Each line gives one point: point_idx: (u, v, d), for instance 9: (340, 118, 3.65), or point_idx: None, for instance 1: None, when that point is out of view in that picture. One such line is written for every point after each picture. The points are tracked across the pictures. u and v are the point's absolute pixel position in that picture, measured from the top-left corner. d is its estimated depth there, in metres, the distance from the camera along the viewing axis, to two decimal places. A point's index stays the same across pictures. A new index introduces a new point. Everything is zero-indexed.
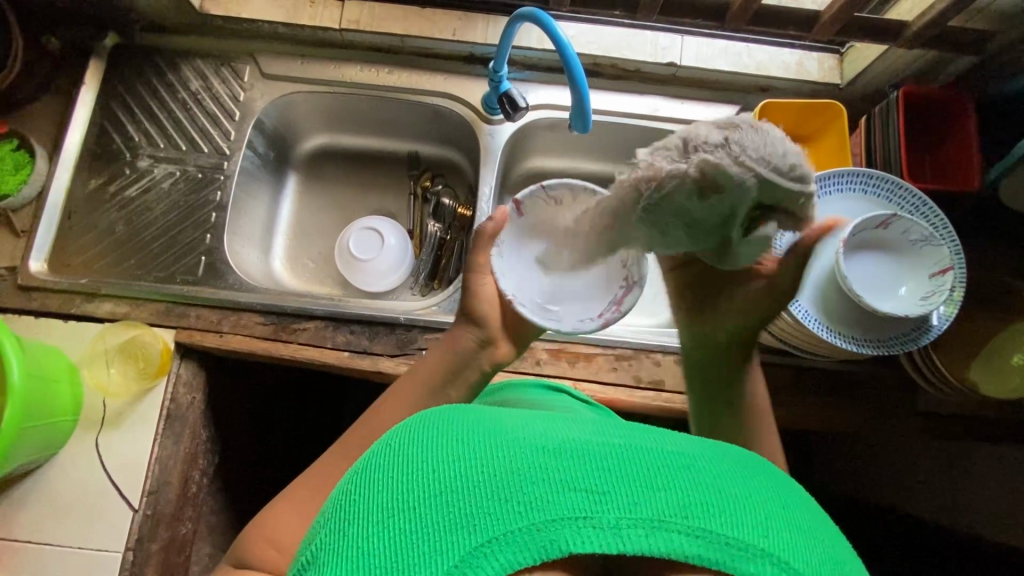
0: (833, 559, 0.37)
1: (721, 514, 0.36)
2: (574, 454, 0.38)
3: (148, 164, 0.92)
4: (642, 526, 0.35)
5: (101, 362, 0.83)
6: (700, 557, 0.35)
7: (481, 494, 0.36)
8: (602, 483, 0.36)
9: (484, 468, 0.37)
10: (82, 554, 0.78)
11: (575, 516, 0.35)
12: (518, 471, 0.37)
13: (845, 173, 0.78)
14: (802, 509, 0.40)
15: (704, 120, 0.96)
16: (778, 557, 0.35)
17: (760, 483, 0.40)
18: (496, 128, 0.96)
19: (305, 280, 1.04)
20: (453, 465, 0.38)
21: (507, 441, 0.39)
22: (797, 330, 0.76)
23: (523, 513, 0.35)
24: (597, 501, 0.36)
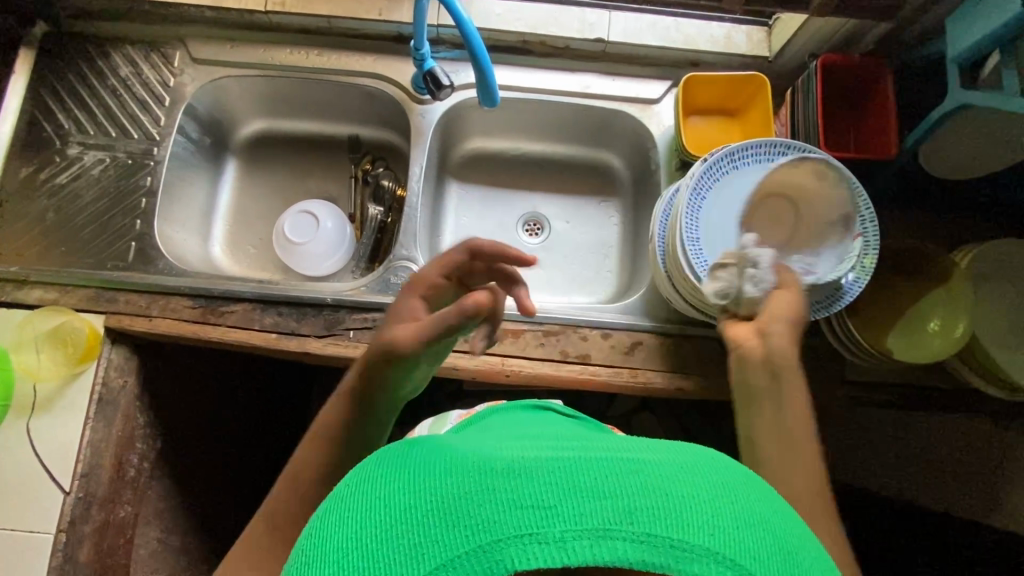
0: (784, 551, 0.33)
1: (668, 515, 0.31)
2: (519, 466, 0.32)
3: (78, 151, 0.93)
4: (589, 535, 0.30)
5: (31, 348, 0.83)
6: (645, 564, 0.30)
7: (423, 516, 0.31)
8: (550, 495, 0.30)
9: (428, 486, 0.33)
10: (15, 536, 0.79)
11: (521, 533, 0.30)
12: (451, 497, 0.31)
13: (762, 143, 0.79)
14: (752, 497, 0.35)
15: (636, 96, 0.96)
16: (729, 557, 0.30)
17: (720, 477, 0.34)
18: (428, 108, 0.96)
19: (245, 265, 1.05)
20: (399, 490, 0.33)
21: (454, 456, 0.35)
22: (713, 301, 0.76)
23: (459, 538, 0.30)
24: (543, 514, 0.30)
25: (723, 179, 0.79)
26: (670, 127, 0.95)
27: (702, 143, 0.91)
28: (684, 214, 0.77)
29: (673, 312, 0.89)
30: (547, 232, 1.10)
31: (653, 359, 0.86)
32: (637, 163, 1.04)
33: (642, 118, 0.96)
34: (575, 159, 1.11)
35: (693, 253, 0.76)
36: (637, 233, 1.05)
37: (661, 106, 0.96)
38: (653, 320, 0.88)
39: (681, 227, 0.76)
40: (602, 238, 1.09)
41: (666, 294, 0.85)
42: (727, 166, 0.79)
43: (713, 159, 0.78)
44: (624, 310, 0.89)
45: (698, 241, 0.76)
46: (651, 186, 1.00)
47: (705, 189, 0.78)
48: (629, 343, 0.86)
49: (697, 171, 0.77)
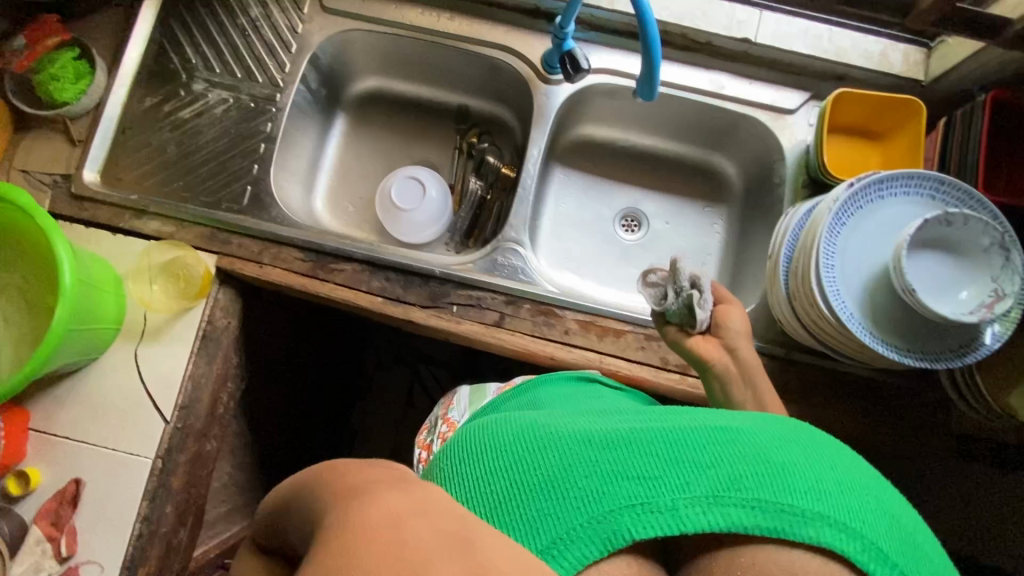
0: (886, 510, 0.41)
1: (773, 482, 0.40)
2: (633, 438, 0.43)
3: (203, 88, 0.92)
4: (698, 503, 0.39)
5: (145, 278, 0.85)
6: (761, 527, 0.39)
7: (552, 495, 0.40)
8: (651, 467, 0.40)
9: (551, 470, 0.41)
10: (114, 456, 0.82)
11: (632, 503, 0.39)
12: (591, 478, 0.40)
13: (914, 175, 0.75)
14: (849, 465, 0.43)
15: (772, 104, 0.92)
16: (836, 519, 0.39)
17: (780, 430, 0.45)
18: (553, 88, 0.93)
19: (344, 222, 1.05)
20: (519, 473, 0.42)
21: (557, 445, 0.43)
22: (839, 332, 0.74)
23: (597, 502, 0.39)
24: (650, 486, 0.40)
25: (867, 208, 0.76)
26: (802, 141, 0.91)
27: (839, 163, 0.87)
28: (822, 239, 0.74)
29: (779, 334, 0.87)
30: (644, 230, 1.08)
31: None
32: (755, 174, 1.00)
33: (774, 127, 0.92)
34: (683, 158, 1.07)
35: (827, 280, 0.74)
36: (741, 245, 1.02)
37: (796, 116, 0.92)
38: (757, 339, 0.86)
39: (817, 252, 0.74)
40: (701, 243, 1.06)
41: (781, 315, 0.83)
42: (873, 195, 0.76)
43: (859, 186, 0.75)
44: None
45: (832, 269, 0.74)
46: (769, 199, 0.96)
47: (846, 215, 0.75)
48: None
49: (842, 195, 0.75)
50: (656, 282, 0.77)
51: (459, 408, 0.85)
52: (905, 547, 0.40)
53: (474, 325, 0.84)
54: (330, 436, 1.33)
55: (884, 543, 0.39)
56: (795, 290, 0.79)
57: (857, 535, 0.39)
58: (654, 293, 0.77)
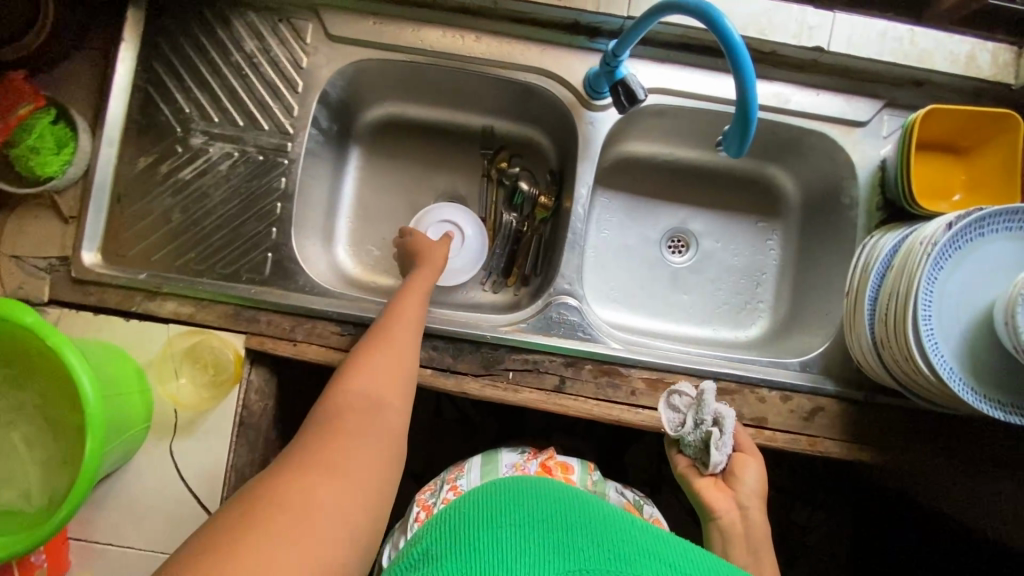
0: None
1: None
2: (657, 538, 0.52)
3: (202, 141, 0.81)
4: None
5: (169, 367, 0.77)
6: None
7: (579, 542, 0.51)
8: (679, 560, 0.49)
9: (585, 531, 0.52)
10: (164, 558, 0.77)
11: (652, 573, 0.48)
12: (607, 552, 0.50)
13: (1021, 209, 0.67)
14: None
15: (841, 117, 0.83)
16: None
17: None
18: (599, 114, 0.83)
19: (371, 270, 0.96)
20: (555, 515, 0.54)
21: (599, 514, 0.54)
22: (936, 387, 0.69)
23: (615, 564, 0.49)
24: (675, 571, 0.48)
25: (966, 249, 0.69)
26: (877, 158, 0.83)
27: (921, 185, 0.79)
28: (919, 288, 0.67)
29: (857, 374, 0.81)
30: (693, 251, 1.01)
31: (833, 426, 0.79)
32: (818, 190, 0.92)
33: (844, 143, 0.84)
34: (733, 170, 0.99)
35: (925, 333, 0.67)
36: (802, 265, 0.96)
37: (867, 129, 0.83)
38: (835, 381, 0.81)
39: (914, 302, 0.67)
40: (755, 262, 0.99)
41: (864, 360, 0.77)
42: (973, 233, 0.68)
43: (960, 225, 0.67)
44: (805, 366, 0.81)
45: (931, 320, 0.68)
46: (837, 219, 0.88)
47: (944, 258, 0.68)
48: (810, 408, 0.79)
49: (942, 238, 0.67)
50: (683, 407, 0.75)
51: (468, 475, 0.80)
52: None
53: (533, 392, 0.78)
54: None
55: None
56: (884, 339, 0.72)
57: None
58: (679, 418, 0.75)
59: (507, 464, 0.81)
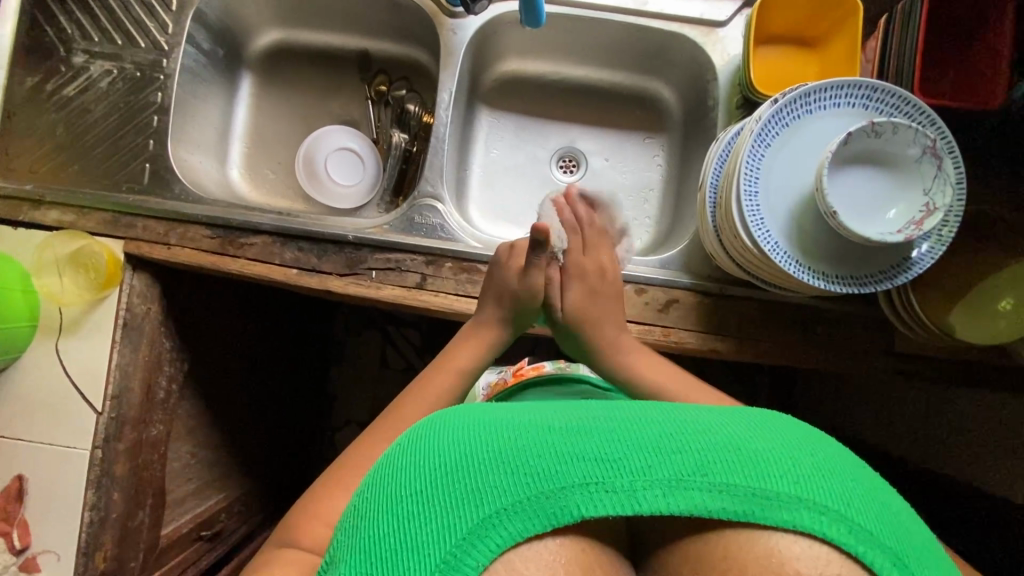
0: (827, 477, 0.37)
1: (743, 468, 0.36)
2: (577, 428, 0.39)
3: (84, 61, 0.86)
4: (660, 486, 0.36)
5: (53, 271, 0.82)
6: (724, 510, 0.35)
7: (491, 469, 0.37)
8: (610, 449, 0.37)
9: (490, 446, 0.38)
10: (53, 450, 0.82)
11: (586, 483, 0.36)
12: (518, 464, 0.37)
13: (844, 84, 0.68)
14: (824, 447, 0.40)
15: (700, 18, 0.84)
16: (793, 496, 0.35)
17: (742, 410, 0.43)
18: (459, 22, 0.85)
19: (265, 192, 1.00)
20: (457, 445, 0.39)
21: (507, 423, 0.40)
22: (764, 264, 0.70)
23: (534, 481, 0.36)
24: (608, 467, 0.36)
25: (793, 126, 0.70)
26: (736, 57, 0.84)
27: (771, 79, 0.79)
28: (743, 165, 0.68)
29: (715, 270, 0.82)
30: (583, 169, 1.02)
31: (687, 317, 0.81)
32: (693, 98, 0.93)
33: (704, 44, 0.84)
34: (620, 87, 1.00)
35: (749, 209, 0.68)
36: (684, 177, 0.97)
37: (727, 30, 0.84)
38: (691, 277, 0.82)
39: (737, 179, 0.68)
40: (642, 179, 1.00)
41: (712, 251, 0.78)
42: (799, 110, 0.69)
43: (783, 101, 0.68)
44: (662, 263, 0.83)
45: (756, 196, 0.69)
46: (707, 125, 0.89)
47: (770, 136, 0.69)
48: (664, 300, 0.81)
49: (764, 114, 0.68)
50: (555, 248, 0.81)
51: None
52: (888, 528, 0.36)
53: (395, 289, 0.81)
54: (297, 405, 1.34)
55: (860, 518, 0.35)
56: (721, 223, 0.73)
57: (826, 514, 0.35)
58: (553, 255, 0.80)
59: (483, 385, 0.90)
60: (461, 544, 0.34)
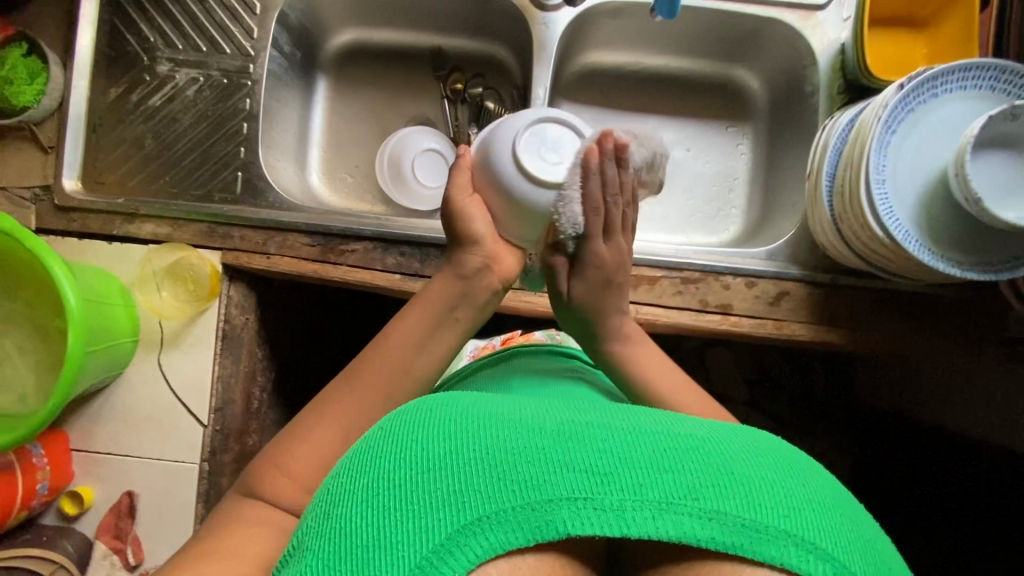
0: (817, 510, 0.36)
1: (734, 497, 0.34)
2: (569, 434, 0.37)
3: (168, 69, 0.84)
4: (649, 507, 0.34)
5: (152, 285, 0.81)
6: (712, 539, 0.33)
7: (477, 473, 0.35)
8: (603, 463, 0.35)
9: (479, 448, 0.36)
10: (160, 465, 0.81)
11: (574, 496, 0.34)
12: (511, 472, 0.35)
13: (972, 66, 0.67)
14: (815, 480, 0.38)
15: (798, 2, 0.82)
16: (785, 532, 0.34)
17: (736, 429, 0.41)
18: (552, 15, 0.83)
19: (345, 196, 0.98)
20: (444, 441, 0.37)
21: (498, 422, 0.38)
22: (894, 253, 0.68)
23: (528, 491, 0.34)
24: (599, 482, 0.34)
25: (919, 111, 0.68)
26: (836, 41, 0.82)
27: (880, 60, 0.78)
28: (871, 153, 0.67)
29: (823, 260, 0.81)
30: None
31: (799, 309, 0.80)
32: (784, 84, 0.91)
33: (803, 28, 0.82)
34: (700, 75, 0.98)
35: (879, 198, 0.67)
36: (772, 166, 0.95)
37: (827, 12, 0.82)
38: (800, 267, 0.81)
39: (866, 167, 0.67)
40: (726, 169, 0.99)
41: (826, 240, 0.77)
42: (925, 95, 0.68)
43: (911, 86, 0.67)
44: (770, 255, 0.82)
45: (884, 184, 0.67)
46: (804, 112, 0.87)
47: (896, 122, 0.68)
48: (775, 293, 0.80)
49: (892, 100, 0.66)
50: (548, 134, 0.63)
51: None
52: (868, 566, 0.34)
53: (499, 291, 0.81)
54: None
55: (849, 563, 0.34)
56: (841, 213, 0.72)
57: (815, 554, 0.34)
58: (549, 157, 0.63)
59: (472, 348, 0.87)
60: (440, 550, 0.33)
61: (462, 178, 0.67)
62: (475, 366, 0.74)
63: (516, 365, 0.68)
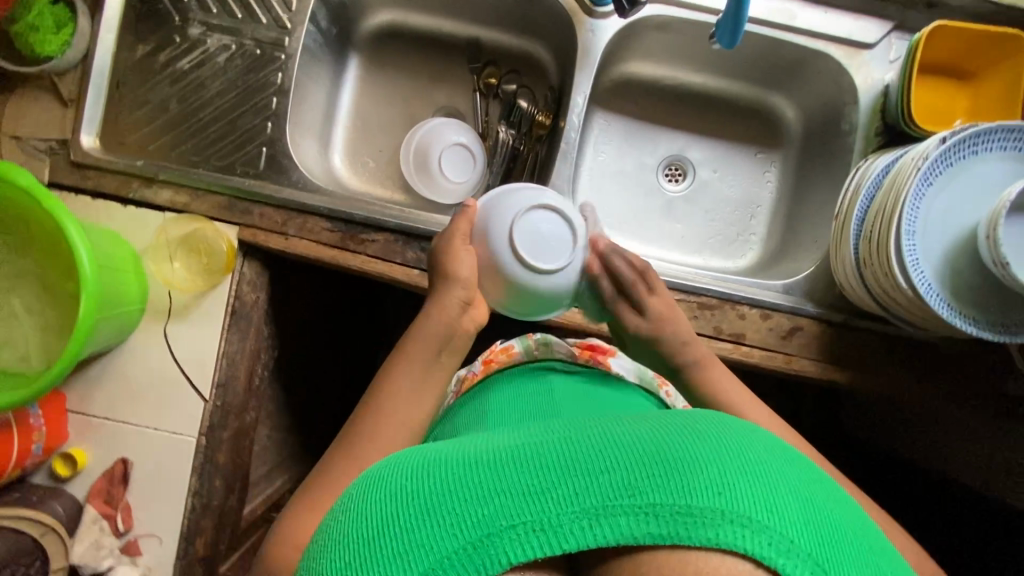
0: (756, 475, 0.33)
1: (666, 485, 0.32)
2: (501, 459, 0.35)
3: (200, 32, 0.81)
4: (585, 516, 0.31)
5: (165, 254, 0.80)
6: (653, 536, 0.31)
7: (416, 526, 0.33)
8: (537, 482, 0.33)
9: (417, 500, 0.34)
10: (157, 436, 0.81)
11: (511, 524, 0.32)
12: (441, 515, 0.33)
13: (1015, 127, 0.67)
14: (754, 444, 0.36)
15: (848, 38, 0.81)
16: (728, 513, 0.31)
17: (678, 413, 0.39)
18: (600, 23, 0.82)
19: (366, 180, 0.97)
20: (387, 504, 0.35)
21: (435, 465, 0.36)
22: (913, 304, 0.69)
23: (461, 529, 0.32)
24: (534, 504, 0.32)
25: (957, 166, 0.68)
26: (881, 82, 0.81)
27: (922, 108, 0.78)
28: (905, 203, 0.67)
29: (838, 299, 0.82)
30: (689, 180, 0.99)
31: (809, 346, 0.81)
32: (820, 118, 0.90)
33: (849, 65, 0.82)
34: (736, 98, 0.97)
35: (907, 248, 0.67)
36: (797, 198, 0.95)
37: (875, 52, 0.81)
38: (815, 304, 0.82)
39: (898, 217, 0.67)
40: (750, 195, 0.98)
41: (846, 281, 0.77)
42: (965, 151, 0.68)
43: (953, 141, 0.67)
44: (787, 289, 0.82)
45: (914, 235, 0.68)
46: (839, 149, 0.87)
47: (934, 174, 0.68)
48: (788, 327, 0.81)
49: (934, 152, 0.66)
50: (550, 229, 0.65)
51: None
52: (821, 536, 0.32)
53: None
54: None
55: (800, 534, 0.31)
56: (866, 257, 0.73)
57: (764, 528, 0.31)
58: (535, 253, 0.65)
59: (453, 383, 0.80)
60: None
61: (463, 223, 0.68)
62: (446, 410, 0.74)
63: (487, 401, 0.69)
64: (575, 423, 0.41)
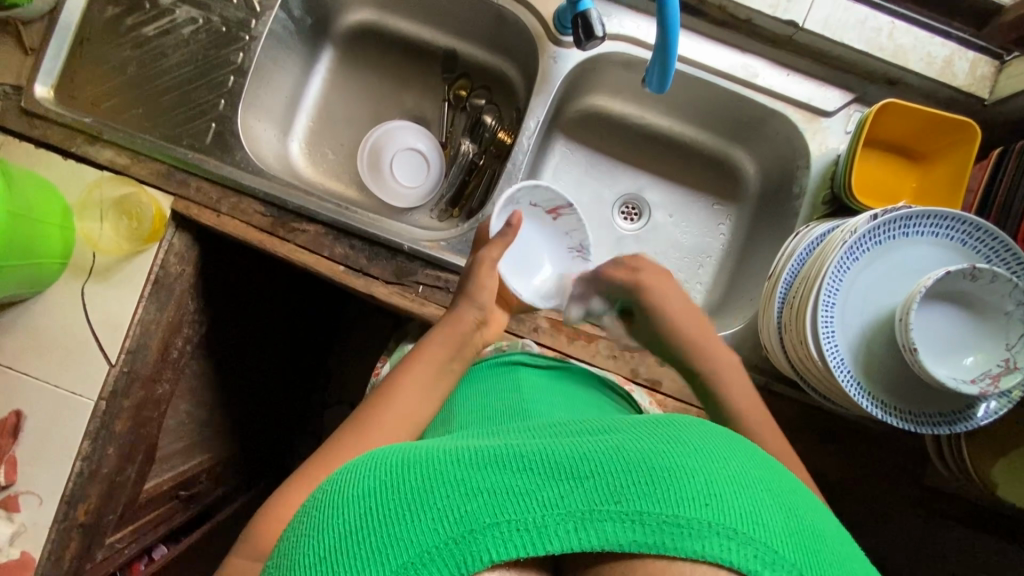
0: (738, 484, 0.36)
1: (653, 491, 0.34)
2: (487, 459, 0.37)
3: (171, 2, 0.83)
4: (571, 521, 0.33)
5: (95, 213, 0.79)
6: (637, 543, 0.33)
7: (396, 518, 0.34)
8: (522, 483, 0.35)
9: (400, 491, 0.35)
10: (57, 393, 0.79)
11: (496, 521, 0.33)
12: (422, 508, 0.34)
13: (948, 215, 0.66)
14: (738, 457, 0.39)
15: (808, 102, 0.81)
16: (715, 523, 0.33)
17: (666, 423, 0.42)
18: (564, 52, 0.83)
19: (321, 170, 0.96)
20: (367, 495, 0.36)
21: (418, 462, 0.38)
22: (825, 377, 0.67)
23: (444, 523, 0.33)
24: (519, 504, 0.34)
25: (885, 246, 0.67)
26: (834, 151, 0.81)
27: (867, 184, 0.78)
28: (827, 274, 0.66)
29: (763, 361, 0.81)
30: (644, 221, 0.98)
31: None
32: (777, 177, 0.90)
33: (805, 129, 0.81)
34: (700, 147, 0.96)
35: (823, 319, 0.66)
36: (745, 254, 0.94)
37: (832, 120, 0.81)
38: None
39: (819, 286, 0.66)
40: (702, 244, 0.97)
41: (767, 343, 0.75)
42: (895, 231, 0.67)
43: (883, 219, 0.66)
44: None
45: (832, 307, 0.66)
46: (787, 212, 0.86)
47: (861, 249, 0.67)
48: None
49: (862, 227, 0.66)
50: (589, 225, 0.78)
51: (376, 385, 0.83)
52: (804, 546, 0.34)
53: (437, 308, 0.78)
54: (294, 383, 1.31)
55: (775, 540, 0.34)
56: (787, 323, 0.71)
57: (743, 539, 0.33)
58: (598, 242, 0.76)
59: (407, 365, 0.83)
60: None
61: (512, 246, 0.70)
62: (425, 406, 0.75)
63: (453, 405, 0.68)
64: (561, 432, 0.43)
